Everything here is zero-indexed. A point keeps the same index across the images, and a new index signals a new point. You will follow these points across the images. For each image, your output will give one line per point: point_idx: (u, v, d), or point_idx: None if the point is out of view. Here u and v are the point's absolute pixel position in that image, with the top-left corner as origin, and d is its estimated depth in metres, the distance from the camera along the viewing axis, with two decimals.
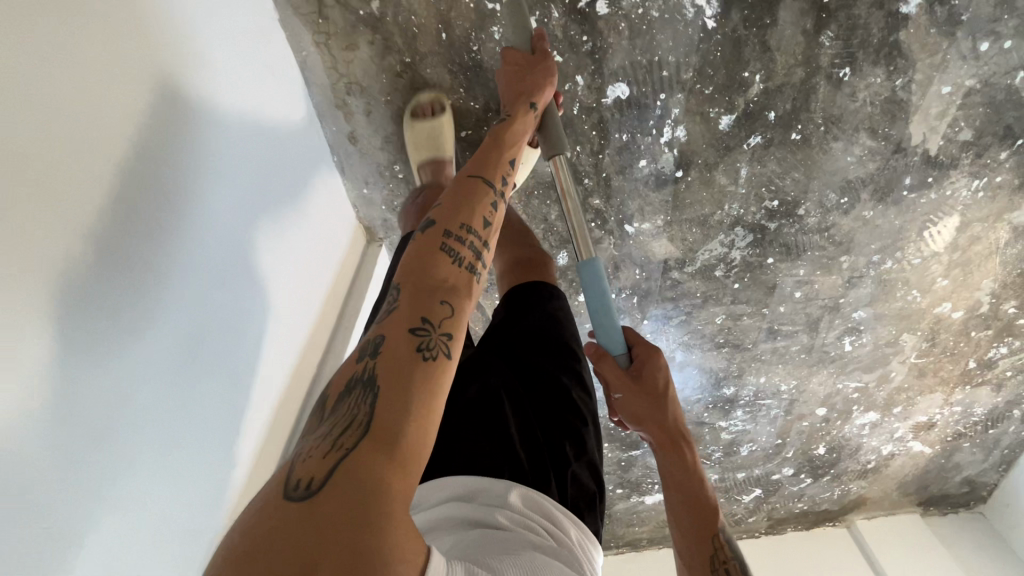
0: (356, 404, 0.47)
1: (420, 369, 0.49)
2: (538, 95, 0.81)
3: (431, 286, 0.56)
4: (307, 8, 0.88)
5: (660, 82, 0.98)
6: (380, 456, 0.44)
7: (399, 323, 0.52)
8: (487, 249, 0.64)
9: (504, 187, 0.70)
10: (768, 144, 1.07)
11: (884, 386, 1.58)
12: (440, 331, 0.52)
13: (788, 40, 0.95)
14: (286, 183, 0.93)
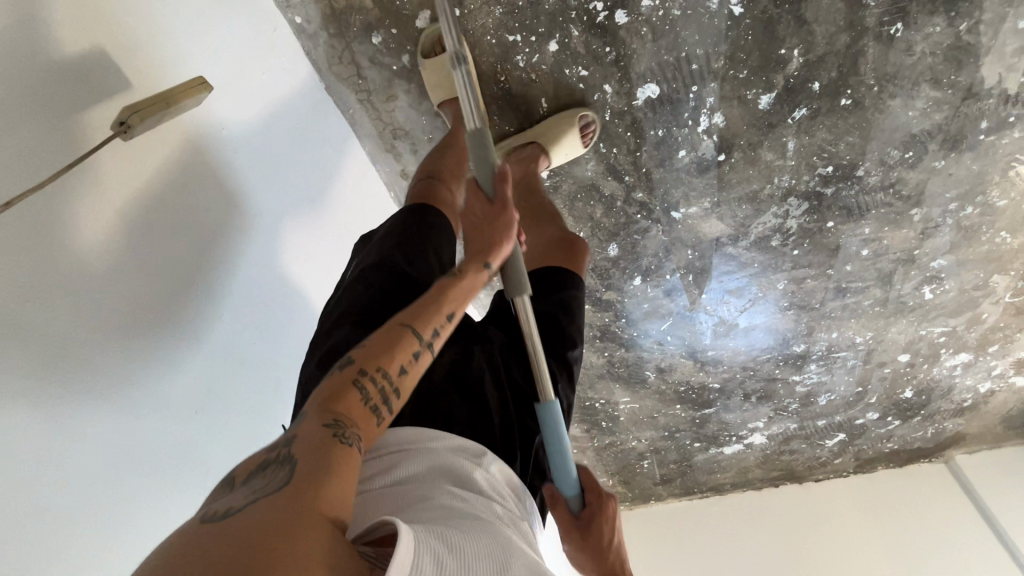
0: (270, 476, 0.47)
1: (332, 458, 0.49)
2: (493, 251, 0.74)
3: (343, 408, 0.54)
4: (347, 73, 0.96)
5: (691, 76, 0.97)
6: (306, 500, 0.44)
7: (311, 423, 0.52)
8: (398, 394, 0.59)
9: (435, 336, 0.64)
10: (815, 115, 1.03)
11: (976, 328, 1.49)
12: (350, 432, 0.52)
13: (827, 8, 0.89)
14: (299, 205, 0.93)
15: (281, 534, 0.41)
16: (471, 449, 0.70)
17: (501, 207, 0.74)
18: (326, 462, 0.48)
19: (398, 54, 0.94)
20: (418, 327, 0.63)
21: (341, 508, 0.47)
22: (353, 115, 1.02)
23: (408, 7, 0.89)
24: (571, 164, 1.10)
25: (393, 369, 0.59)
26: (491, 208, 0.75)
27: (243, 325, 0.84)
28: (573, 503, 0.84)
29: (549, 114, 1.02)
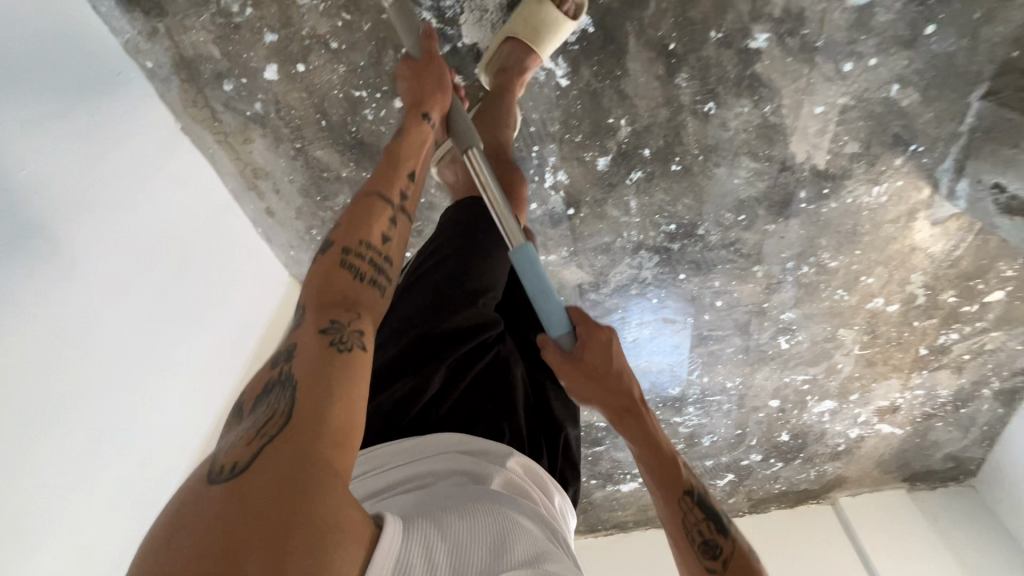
0: (275, 398, 0.49)
1: (335, 376, 0.50)
2: (430, 104, 0.77)
3: (332, 291, 0.58)
4: (202, 115, 1.00)
5: (530, 136, 1.05)
6: (304, 451, 0.45)
7: (309, 330, 0.54)
8: (387, 261, 0.63)
9: (402, 201, 0.68)
10: (650, 178, 1.12)
11: (834, 377, 1.60)
12: (349, 327, 0.55)
13: (644, 88, 0.99)
14: (168, 220, 0.96)
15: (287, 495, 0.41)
16: (493, 450, 0.68)
17: (431, 65, 0.80)
18: (326, 386, 0.49)
19: (250, 101, 0.99)
20: (385, 191, 0.67)
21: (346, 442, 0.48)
22: (213, 154, 1.06)
23: (255, 60, 0.94)
24: (430, 210, 1.16)
25: (378, 240, 0.63)
26: (422, 67, 0.80)
27: (112, 343, 0.85)
28: (571, 349, 0.72)
29: None
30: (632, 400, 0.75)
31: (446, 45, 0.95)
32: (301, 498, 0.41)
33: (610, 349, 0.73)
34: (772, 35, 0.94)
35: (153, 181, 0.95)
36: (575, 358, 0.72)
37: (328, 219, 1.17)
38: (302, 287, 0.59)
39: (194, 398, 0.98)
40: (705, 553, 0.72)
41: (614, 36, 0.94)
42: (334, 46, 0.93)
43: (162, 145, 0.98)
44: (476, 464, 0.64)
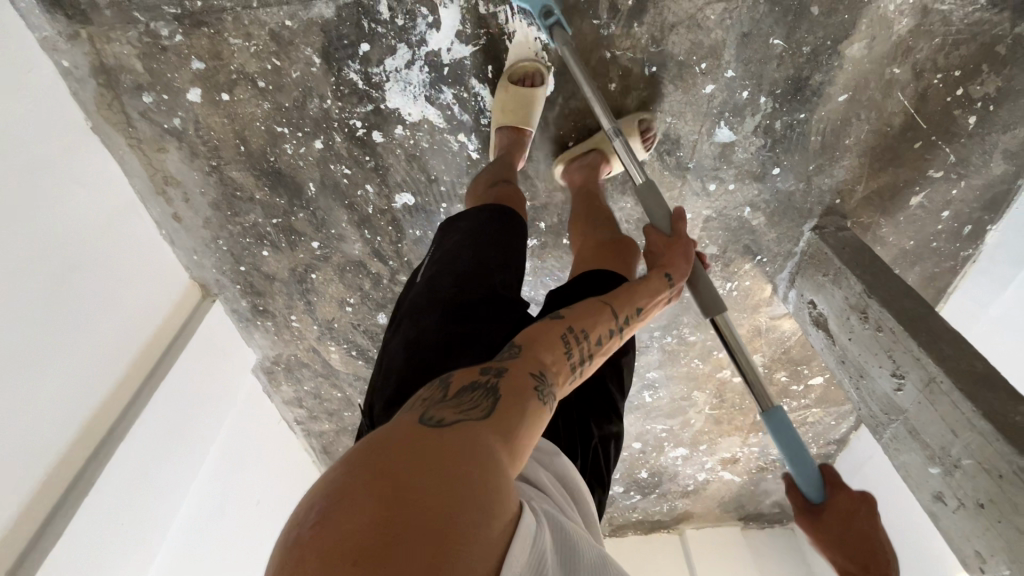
0: (480, 398, 0.53)
1: (532, 401, 0.56)
2: (674, 268, 0.86)
3: (550, 352, 0.64)
4: (116, 119, 1.01)
5: (440, 195, 1.15)
6: (498, 442, 0.48)
7: (520, 366, 0.60)
8: (587, 362, 0.69)
9: (622, 324, 0.76)
10: (544, 246, 1.25)
11: (687, 429, 1.83)
12: (548, 387, 0.60)
13: (544, 171, 1.13)
14: (54, 218, 0.94)
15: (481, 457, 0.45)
16: (538, 448, 0.76)
17: (679, 244, 0.89)
18: (524, 406, 0.54)
19: (169, 116, 1.01)
20: (618, 308, 0.77)
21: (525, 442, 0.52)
22: (124, 156, 1.07)
23: (179, 81, 0.97)
24: (339, 241, 1.23)
25: (595, 341, 0.71)
26: (670, 245, 0.89)
27: None
28: (819, 507, 0.73)
29: (317, 197, 1.15)
30: (873, 556, 0.68)
31: (370, 104, 1.01)
32: (485, 463, 0.45)
33: (849, 522, 0.70)
34: (654, 151, 1.10)
35: (43, 177, 0.92)
36: (818, 518, 0.73)
37: (237, 232, 1.20)
38: (529, 328, 0.68)
39: (75, 403, 0.98)
40: None
41: None
42: (261, 84, 0.98)
43: (58, 143, 0.96)
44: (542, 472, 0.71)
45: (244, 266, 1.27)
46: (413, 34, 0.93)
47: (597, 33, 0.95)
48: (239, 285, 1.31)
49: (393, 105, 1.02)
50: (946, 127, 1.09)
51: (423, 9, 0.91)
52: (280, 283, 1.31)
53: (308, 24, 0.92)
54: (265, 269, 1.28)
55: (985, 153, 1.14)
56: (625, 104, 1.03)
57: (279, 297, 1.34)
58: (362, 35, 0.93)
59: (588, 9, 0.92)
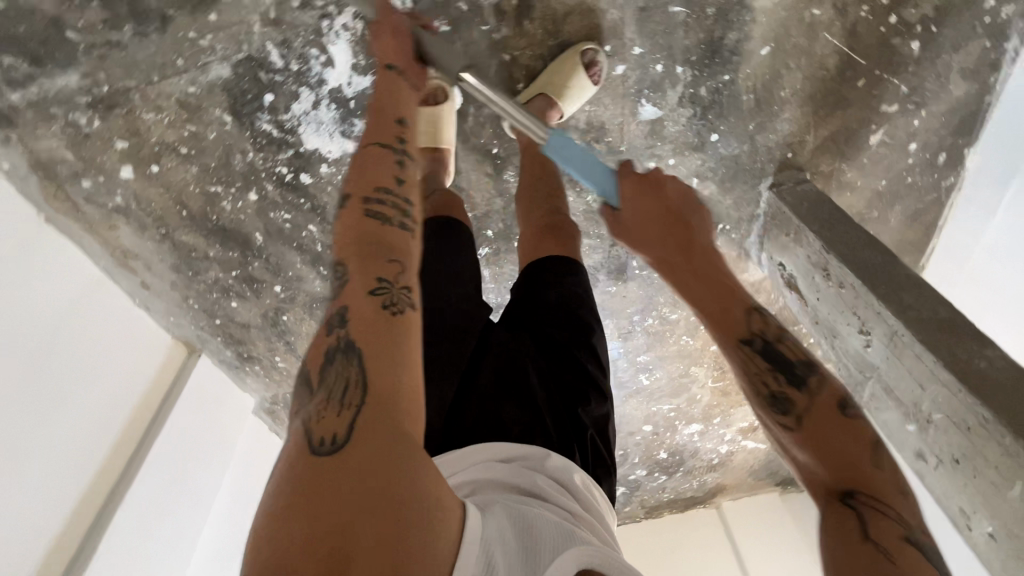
0: (342, 367, 0.53)
1: (398, 335, 0.55)
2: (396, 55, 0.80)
3: (365, 233, 0.61)
4: (65, 207, 1.07)
5: None
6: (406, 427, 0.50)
7: (359, 291, 0.57)
8: (412, 206, 0.66)
9: (402, 143, 0.71)
10: (498, 252, 1.25)
11: (695, 404, 1.79)
12: (398, 286, 0.58)
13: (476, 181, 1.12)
14: (18, 312, 1.00)
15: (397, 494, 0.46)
16: (529, 455, 0.73)
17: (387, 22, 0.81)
18: (390, 355, 0.53)
19: (110, 195, 1.07)
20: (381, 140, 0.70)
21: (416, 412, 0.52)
22: (81, 239, 1.13)
23: (109, 162, 1.02)
24: (299, 281, 1.26)
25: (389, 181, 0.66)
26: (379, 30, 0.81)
27: None
28: (618, 211, 0.82)
29: (267, 244, 1.18)
30: (682, 230, 0.77)
31: (289, 150, 1.03)
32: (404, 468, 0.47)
33: (639, 195, 0.80)
34: (581, 141, 1.08)
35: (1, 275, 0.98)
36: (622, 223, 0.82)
37: (203, 289, 1.26)
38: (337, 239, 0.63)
39: (60, 484, 1.04)
40: (775, 410, 0.65)
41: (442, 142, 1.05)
42: (184, 151, 1.02)
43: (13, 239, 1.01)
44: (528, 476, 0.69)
45: (219, 318, 1.32)
46: (310, 75, 0.94)
47: (490, 38, 0.92)
48: (220, 336, 1.37)
49: (312, 146, 1.03)
50: (889, 59, 1.02)
51: (313, 49, 0.91)
52: (257, 329, 1.36)
53: (210, 86, 0.94)
54: (238, 318, 1.33)
55: (940, 76, 1.06)
56: None
57: (260, 342, 1.39)
58: (263, 86, 0.95)
59: (474, 17, 0.90)
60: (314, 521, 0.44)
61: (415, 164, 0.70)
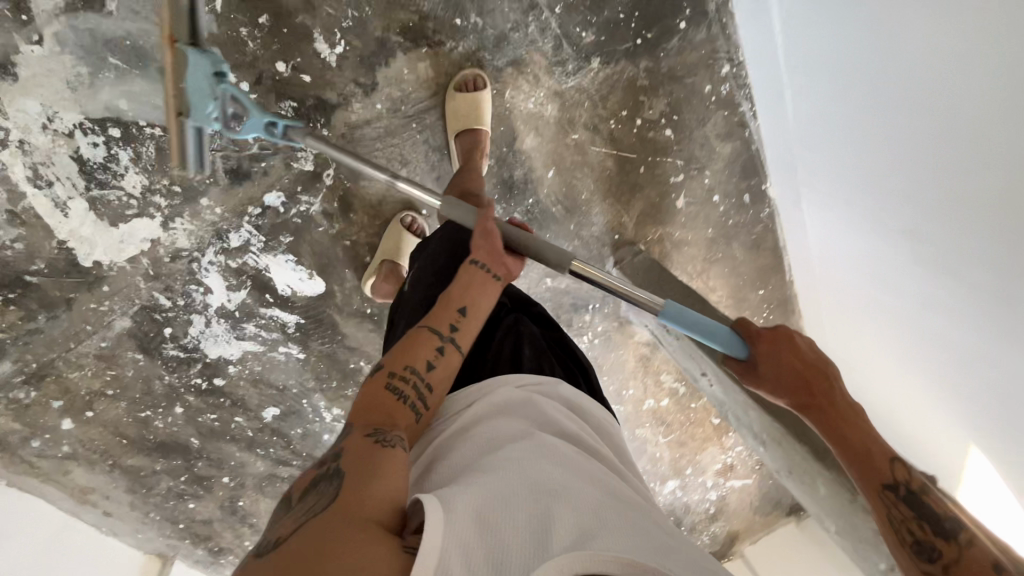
0: (320, 492, 0.51)
1: (376, 459, 0.53)
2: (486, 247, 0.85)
3: (378, 405, 0.62)
4: (22, 468, 1.23)
5: (296, 395, 1.33)
6: (354, 517, 0.47)
7: (355, 437, 0.58)
8: (431, 391, 0.67)
9: (452, 332, 0.73)
10: None
11: (661, 462, 1.84)
12: (391, 434, 0.59)
13: (364, 338, 1.30)
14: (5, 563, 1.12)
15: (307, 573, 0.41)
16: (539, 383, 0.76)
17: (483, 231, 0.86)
18: (366, 474, 0.51)
19: (58, 446, 1.23)
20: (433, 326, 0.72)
21: (379, 506, 0.49)
22: (41, 491, 1.27)
23: (51, 420, 1.19)
24: (243, 467, 1.39)
25: (426, 365, 0.68)
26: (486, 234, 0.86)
27: None
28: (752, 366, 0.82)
29: (204, 444, 1.33)
30: (823, 384, 0.75)
31: (197, 363, 1.22)
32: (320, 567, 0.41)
33: (777, 352, 0.79)
34: None
35: None
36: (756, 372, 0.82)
37: (160, 500, 1.37)
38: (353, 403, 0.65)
39: None
40: (920, 555, 0.63)
41: (323, 318, 1.24)
42: (111, 392, 1.20)
43: None
44: (528, 409, 0.69)
45: (182, 522, 1.42)
46: (196, 304, 1.15)
47: (328, 234, 1.15)
48: (187, 539, 1.46)
49: (216, 355, 1.22)
50: (652, 148, 1.25)
51: (192, 285, 1.13)
52: (219, 521, 1.45)
53: (118, 337, 1.14)
54: (199, 516, 1.43)
55: (703, 145, 1.29)
56: None
57: (225, 532, 1.48)
58: (160, 323, 1.15)
59: (309, 224, 1.13)
60: None
61: (456, 355, 0.71)
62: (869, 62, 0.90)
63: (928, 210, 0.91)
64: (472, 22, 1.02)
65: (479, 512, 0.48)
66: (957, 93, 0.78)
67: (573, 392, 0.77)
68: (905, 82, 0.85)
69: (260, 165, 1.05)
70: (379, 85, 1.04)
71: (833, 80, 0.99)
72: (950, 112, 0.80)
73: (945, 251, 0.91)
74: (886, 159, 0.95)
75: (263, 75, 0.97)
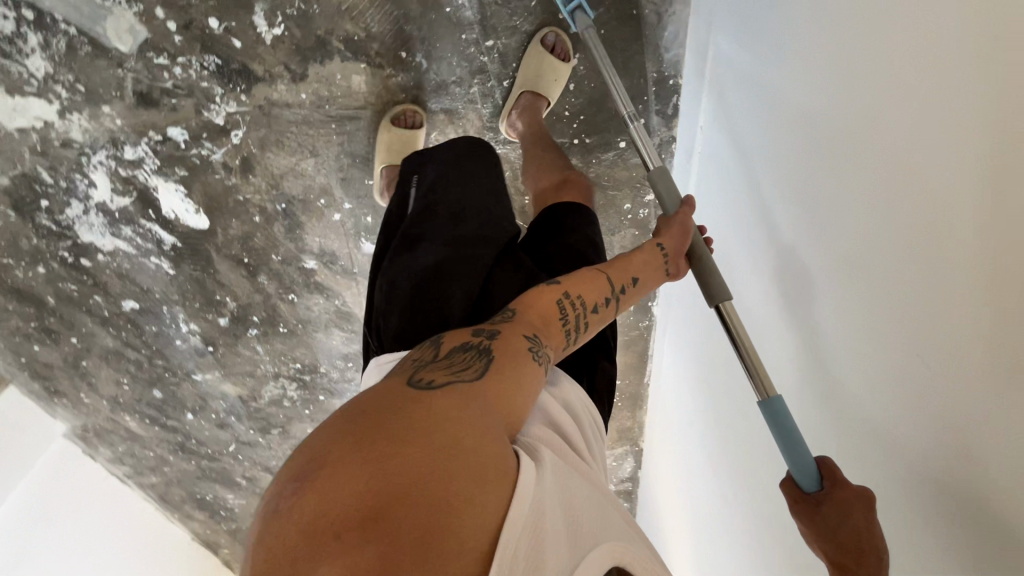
0: (472, 358, 0.51)
1: (524, 368, 0.53)
2: (676, 225, 0.82)
3: (546, 312, 0.63)
4: None
5: (158, 299, 1.39)
6: (489, 408, 0.47)
7: (523, 328, 0.58)
8: (585, 326, 0.68)
9: (620, 289, 0.74)
10: (266, 333, 1.48)
11: None
12: (544, 350, 0.59)
13: (235, 280, 1.35)
14: None
15: (451, 445, 0.40)
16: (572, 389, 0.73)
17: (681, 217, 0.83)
18: (514, 383, 0.51)
19: None
20: (611, 277, 0.73)
21: (512, 414, 0.50)
22: None
23: None
24: (93, 336, 1.47)
25: (594, 304, 0.69)
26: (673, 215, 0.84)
27: None
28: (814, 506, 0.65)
29: (59, 305, 1.39)
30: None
31: (69, 239, 1.26)
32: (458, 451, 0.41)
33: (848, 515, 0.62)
34: (318, 261, 1.33)
35: None
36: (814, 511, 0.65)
37: (6, 333, 1.45)
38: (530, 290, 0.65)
39: None
40: None
41: (199, 250, 1.29)
42: None
43: None
44: (560, 411, 0.64)
45: (24, 357, 1.50)
46: (77, 191, 1.17)
47: (224, 183, 1.17)
48: (24, 374, 1.53)
49: (88, 239, 1.26)
50: None
51: (78, 174, 1.15)
52: (59, 370, 1.54)
53: None
54: (41, 359, 1.51)
55: None
56: (275, 230, 1.26)
57: (63, 380, 1.57)
58: (38, 195, 1.18)
59: (207, 168, 1.15)
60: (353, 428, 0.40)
61: (611, 309, 0.72)
62: (817, 178, 0.74)
63: (831, 386, 0.75)
64: (416, 60, 1.04)
65: (559, 498, 0.48)
66: (902, 248, 0.61)
67: (588, 419, 0.70)
68: (850, 211, 0.69)
69: (170, 100, 1.06)
70: (309, 77, 1.05)
71: (780, 190, 0.82)
72: (891, 265, 0.63)
73: (839, 433, 0.74)
74: (808, 315, 0.78)
75: (193, 23, 0.99)
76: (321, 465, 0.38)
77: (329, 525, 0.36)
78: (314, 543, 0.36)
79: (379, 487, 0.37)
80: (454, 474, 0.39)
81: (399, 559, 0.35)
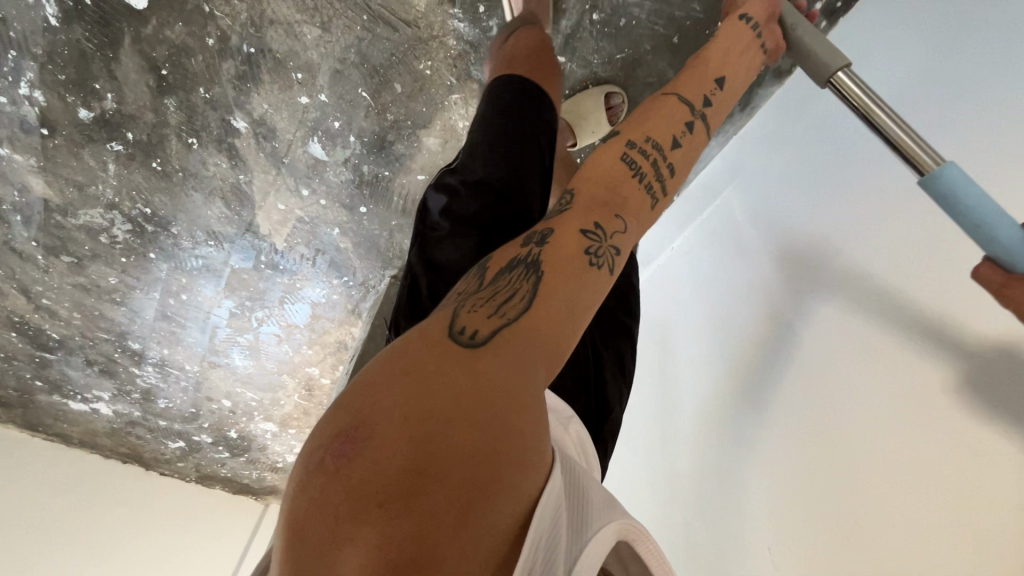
0: (518, 281, 0.51)
1: (580, 283, 0.53)
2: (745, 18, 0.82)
3: (612, 178, 0.62)
4: None
5: (8, 38, 1.03)
6: (534, 364, 0.46)
7: (576, 219, 0.57)
8: (667, 165, 0.66)
9: (702, 109, 0.73)
10: (130, 157, 1.20)
11: (276, 408, 1.89)
12: (609, 235, 0.57)
13: (133, 82, 1.08)
14: None
15: (497, 423, 0.41)
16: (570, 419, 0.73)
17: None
18: (560, 313, 0.50)
19: None
20: (683, 102, 0.72)
21: (558, 353, 0.49)
22: None
23: None
24: None
25: (669, 141, 0.67)
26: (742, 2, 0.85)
27: None
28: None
29: None
30: None
31: None
32: (506, 421, 0.41)
33: None
34: (250, 127, 1.13)
35: None
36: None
37: None
38: (586, 169, 0.64)
39: None
40: None
41: (110, 24, 1.00)
42: None
43: None
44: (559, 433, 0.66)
45: None
46: None
47: None
48: None
49: None
50: None
51: None
52: None
53: None
54: None
55: None
56: (222, 68, 1.05)
57: None
58: None
59: None
60: (401, 398, 0.41)
61: (699, 130, 0.71)
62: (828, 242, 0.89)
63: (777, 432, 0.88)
64: (489, 23, 0.99)
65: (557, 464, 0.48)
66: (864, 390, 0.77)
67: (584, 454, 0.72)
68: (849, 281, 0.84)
69: None
70: None
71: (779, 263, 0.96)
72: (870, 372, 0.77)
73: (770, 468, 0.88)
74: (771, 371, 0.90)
75: None
76: (370, 441, 0.39)
77: (370, 495, 0.37)
78: (352, 517, 0.37)
79: (423, 465, 0.38)
80: (495, 452, 0.40)
81: (436, 533, 0.37)
